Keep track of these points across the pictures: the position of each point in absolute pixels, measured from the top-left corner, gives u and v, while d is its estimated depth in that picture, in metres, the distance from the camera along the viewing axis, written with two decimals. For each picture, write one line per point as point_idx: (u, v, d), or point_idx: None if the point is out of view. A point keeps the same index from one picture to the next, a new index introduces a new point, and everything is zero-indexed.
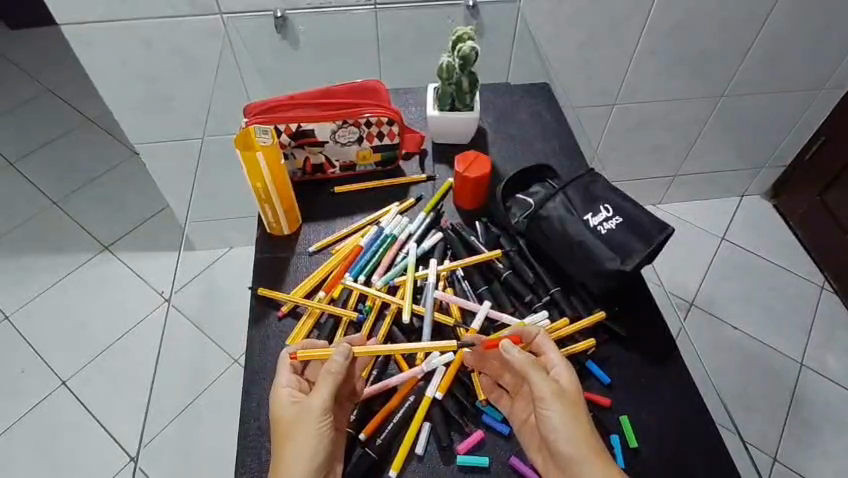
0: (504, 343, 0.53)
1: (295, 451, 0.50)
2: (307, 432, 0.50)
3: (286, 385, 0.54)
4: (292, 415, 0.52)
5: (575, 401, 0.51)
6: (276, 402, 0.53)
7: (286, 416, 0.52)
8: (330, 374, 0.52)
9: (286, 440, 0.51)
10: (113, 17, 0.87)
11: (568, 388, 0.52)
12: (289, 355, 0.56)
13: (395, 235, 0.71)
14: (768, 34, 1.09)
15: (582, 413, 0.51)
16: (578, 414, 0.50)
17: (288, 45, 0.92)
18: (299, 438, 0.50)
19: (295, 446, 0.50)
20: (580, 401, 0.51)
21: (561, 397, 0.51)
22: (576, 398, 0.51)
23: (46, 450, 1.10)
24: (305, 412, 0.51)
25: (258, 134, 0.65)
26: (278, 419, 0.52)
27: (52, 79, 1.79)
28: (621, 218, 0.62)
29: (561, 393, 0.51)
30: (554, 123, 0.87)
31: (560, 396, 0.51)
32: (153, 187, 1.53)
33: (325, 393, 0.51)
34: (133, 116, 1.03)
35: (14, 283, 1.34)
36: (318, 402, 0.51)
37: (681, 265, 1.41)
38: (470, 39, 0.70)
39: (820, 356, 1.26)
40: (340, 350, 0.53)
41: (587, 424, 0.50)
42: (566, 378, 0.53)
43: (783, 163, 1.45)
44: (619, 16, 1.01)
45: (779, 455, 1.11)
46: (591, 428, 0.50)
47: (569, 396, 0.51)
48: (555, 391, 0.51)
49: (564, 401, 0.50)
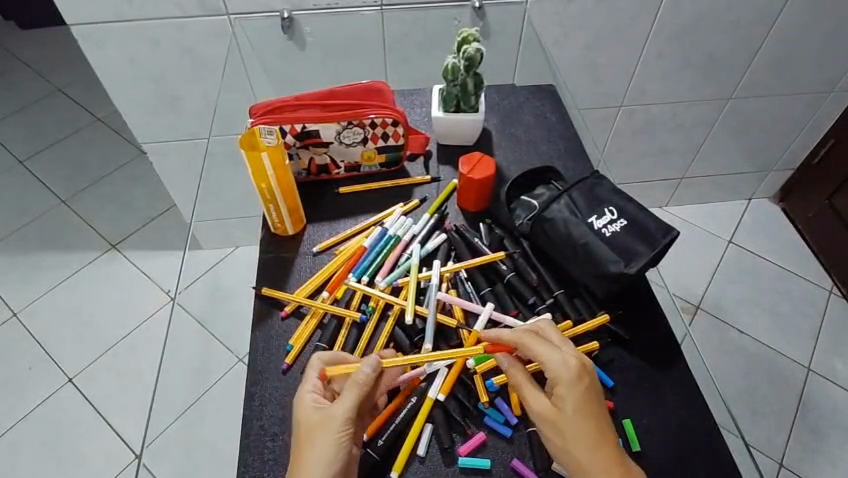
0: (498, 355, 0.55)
1: (312, 456, 0.50)
2: (328, 443, 0.50)
3: (310, 390, 0.54)
4: (316, 422, 0.52)
5: (568, 418, 0.50)
6: (299, 406, 0.53)
7: (308, 421, 0.52)
8: (355, 384, 0.52)
9: (304, 446, 0.51)
10: (122, 16, 0.87)
11: (561, 404, 0.51)
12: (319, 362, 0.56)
13: (399, 236, 0.71)
14: (778, 35, 1.08)
15: (573, 435, 0.50)
16: (565, 436, 0.50)
17: (295, 46, 0.92)
18: (317, 445, 0.50)
19: (314, 453, 0.50)
20: (576, 417, 0.50)
21: (546, 416, 0.51)
22: (567, 414, 0.50)
23: (54, 446, 1.11)
24: (326, 419, 0.51)
25: (263, 134, 0.66)
26: (300, 421, 0.52)
27: (62, 78, 1.81)
28: (626, 221, 0.62)
29: (549, 412, 0.51)
30: (560, 125, 0.86)
31: (548, 416, 0.51)
32: (160, 186, 1.55)
33: (348, 404, 0.51)
34: (140, 115, 1.04)
35: (22, 280, 1.35)
36: (340, 411, 0.51)
37: (687, 268, 1.40)
38: (475, 40, 0.71)
39: (828, 362, 1.24)
40: (369, 361, 0.53)
41: (581, 441, 0.49)
42: (560, 392, 0.51)
43: (793, 166, 1.44)
44: (626, 17, 1.00)
45: (786, 461, 1.10)
46: (587, 444, 0.49)
47: (562, 412, 0.50)
48: (543, 411, 0.51)
49: (554, 422, 0.50)
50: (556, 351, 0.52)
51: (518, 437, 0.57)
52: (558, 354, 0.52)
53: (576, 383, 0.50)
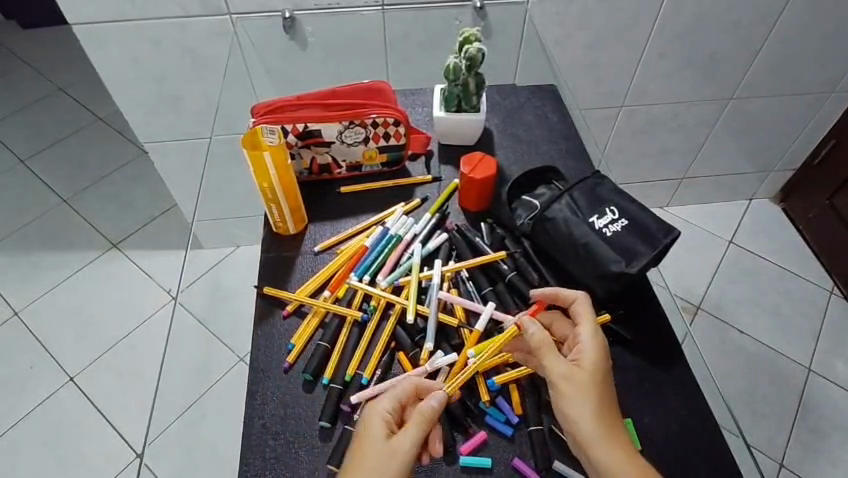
0: (525, 320, 0.56)
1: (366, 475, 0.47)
2: (384, 475, 0.48)
3: (385, 407, 0.52)
4: (379, 444, 0.49)
5: (590, 383, 0.51)
6: (370, 421, 0.51)
7: (374, 440, 0.50)
8: (423, 417, 0.50)
9: (359, 466, 0.48)
10: (123, 16, 0.88)
11: (585, 369, 0.52)
12: (409, 382, 0.54)
13: (400, 236, 0.71)
14: (779, 35, 1.08)
15: (598, 399, 0.50)
16: (590, 399, 0.50)
17: (297, 45, 0.92)
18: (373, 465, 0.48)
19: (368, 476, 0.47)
20: (598, 383, 0.51)
21: (572, 379, 0.51)
22: (594, 378, 0.51)
23: (54, 445, 1.11)
24: (392, 445, 0.49)
25: (265, 133, 0.65)
26: (366, 434, 0.50)
27: (64, 77, 1.81)
28: (627, 221, 0.62)
29: (572, 373, 0.51)
30: (561, 125, 0.87)
31: (571, 378, 0.51)
32: (161, 186, 1.55)
33: (414, 436, 0.49)
34: (141, 115, 1.04)
35: (23, 279, 1.36)
36: (406, 441, 0.49)
37: (688, 268, 1.40)
38: (477, 40, 0.71)
39: (829, 362, 1.24)
40: (437, 394, 0.52)
41: (599, 407, 0.50)
42: (584, 359, 0.52)
43: (794, 166, 1.44)
44: (627, 17, 1.00)
45: (786, 461, 1.10)
46: (602, 412, 0.50)
47: (585, 377, 0.51)
48: (565, 373, 0.51)
49: (576, 384, 0.51)
50: (586, 327, 0.55)
51: (519, 436, 0.57)
52: (587, 330, 0.55)
53: (601, 354, 0.53)
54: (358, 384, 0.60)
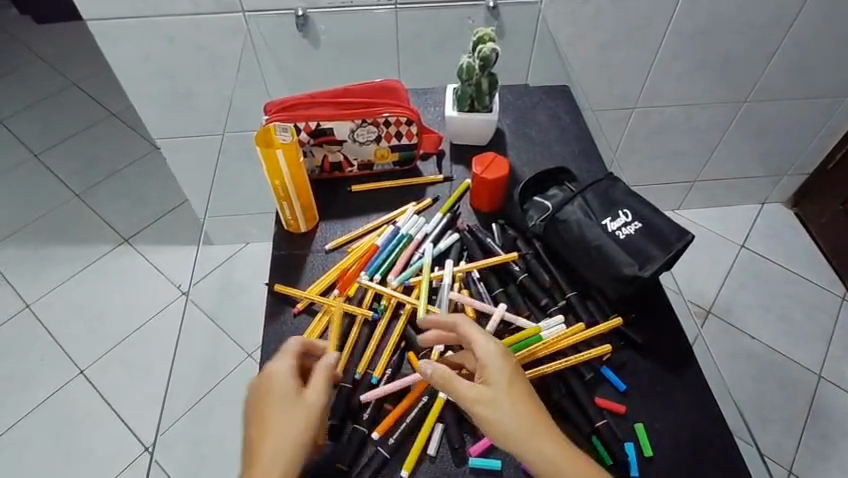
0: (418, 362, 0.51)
1: (279, 433, 0.49)
2: (299, 430, 0.50)
3: (287, 368, 0.53)
4: (290, 401, 0.51)
5: (500, 393, 0.48)
6: (274, 382, 0.52)
7: (280, 394, 0.51)
8: (324, 371, 0.54)
9: (271, 427, 0.49)
10: (138, 14, 0.88)
11: (491, 381, 0.49)
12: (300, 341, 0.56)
13: (411, 235, 0.71)
14: (794, 39, 1.07)
15: (514, 407, 0.48)
16: (506, 411, 0.48)
17: (308, 44, 0.93)
18: (284, 423, 0.50)
19: (281, 433, 0.49)
20: (506, 389, 0.49)
21: (483, 398, 0.48)
22: (502, 388, 0.49)
23: (62, 438, 1.12)
24: (300, 401, 0.51)
25: (278, 131, 0.65)
26: (271, 396, 0.51)
27: (78, 72, 1.82)
28: (640, 224, 0.62)
29: (480, 393, 0.49)
30: (574, 126, 0.86)
31: (481, 397, 0.49)
32: (173, 181, 1.56)
33: (321, 390, 0.52)
34: (155, 111, 1.05)
35: (36, 272, 1.37)
36: (314, 397, 0.52)
37: (699, 271, 1.39)
38: (491, 40, 0.70)
39: (841, 369, 1.23)
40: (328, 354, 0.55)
41: (517, 416, 0.47)
42: (488, 372, 0.50)
43: (808, 170, 1.42)
44: (642, 18, 1.00)
45: (795, 468, 1.09)
46: (522, 419, 0.47)
47: (493, 389, 0.49)
48: (474, 394, 0.49)
49: (488, 401, 0.48)
50: (482, 338, 0.52)
51: None
52: (482, 341, 0.52)
53: (502, 360, 0.50)
54: (368, 383, 0.60)
